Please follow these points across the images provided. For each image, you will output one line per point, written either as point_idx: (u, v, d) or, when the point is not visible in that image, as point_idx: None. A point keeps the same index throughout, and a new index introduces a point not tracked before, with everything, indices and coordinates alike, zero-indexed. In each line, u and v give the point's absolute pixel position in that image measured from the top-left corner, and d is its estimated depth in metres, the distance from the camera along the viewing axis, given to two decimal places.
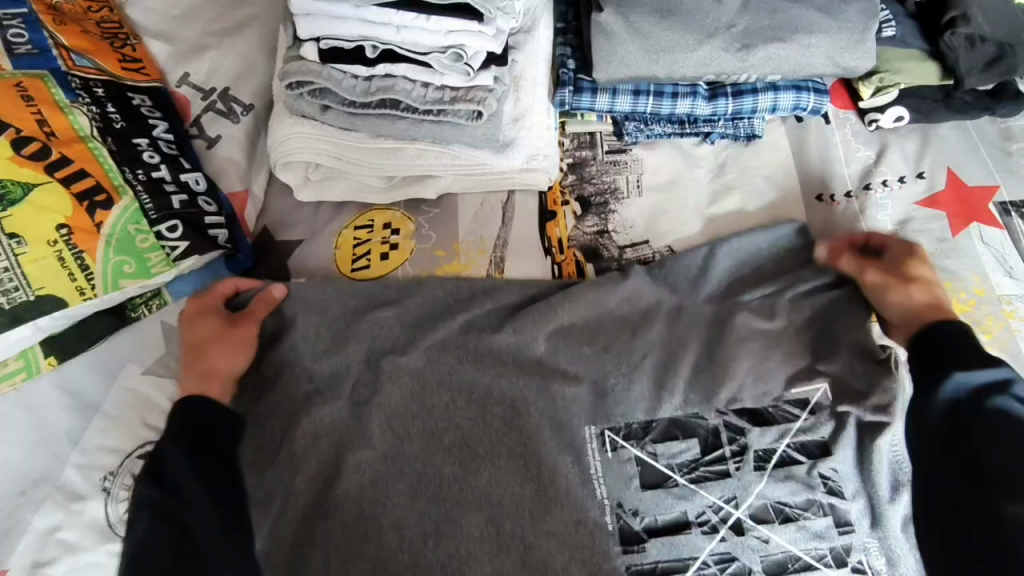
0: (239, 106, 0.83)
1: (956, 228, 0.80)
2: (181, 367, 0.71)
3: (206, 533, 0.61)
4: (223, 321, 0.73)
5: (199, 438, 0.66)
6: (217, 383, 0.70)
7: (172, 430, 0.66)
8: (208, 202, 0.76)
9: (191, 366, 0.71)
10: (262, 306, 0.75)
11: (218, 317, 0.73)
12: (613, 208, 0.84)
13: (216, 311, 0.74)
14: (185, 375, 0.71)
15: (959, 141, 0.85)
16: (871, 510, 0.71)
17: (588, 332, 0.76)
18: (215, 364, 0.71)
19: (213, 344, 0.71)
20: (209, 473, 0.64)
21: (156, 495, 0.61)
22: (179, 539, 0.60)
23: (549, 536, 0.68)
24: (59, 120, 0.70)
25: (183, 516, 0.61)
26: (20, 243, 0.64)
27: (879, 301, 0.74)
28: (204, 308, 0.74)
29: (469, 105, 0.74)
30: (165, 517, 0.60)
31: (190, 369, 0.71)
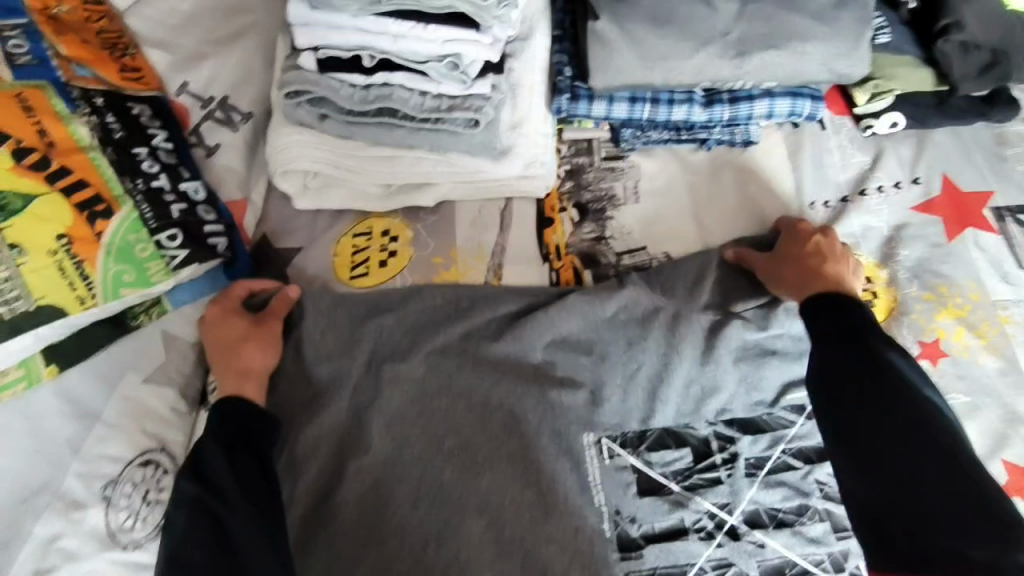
0: (238, 115, 0.84)
1: (952, 233, 0.80)
2: (215, 367, 0.73)
3: (241, 531, 0.62)
4: (249, 322, 0.75)
5: (234, 434, 0.67)
6: (251, 381, 0.72)
7: (210, 428, 0.68)
8: (208, 211, 0.77)
9: (224, 367, 0.72)
10: (283, 305, 0.77)
11: (243, 318, 0.75)
12: (610, 214, 0.84)
13: (240, 312, 0.76)
14: (219, 375, 0.72)
15: (954, 146, 0.85)
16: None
17: (586, 339, 0.76)
18: (246, 363, 0.73)
19: (243, 344, 0.73)
20: (245, 470, 0.65)
21: (196, 493, 0.63)
22: (217, 536, 0.61)
23: (549, 542, 0.68)
24: (59, 131, 0.70)
25: (218, 514, 0.63)
26: (21, 253, 0.65)
27: (773, 285, 0.76)
28: (229, 311, 0.76)
29: (467, 113, 0.75)
30: (205, 514, 0.62)
31: (223, 369, 0.73)
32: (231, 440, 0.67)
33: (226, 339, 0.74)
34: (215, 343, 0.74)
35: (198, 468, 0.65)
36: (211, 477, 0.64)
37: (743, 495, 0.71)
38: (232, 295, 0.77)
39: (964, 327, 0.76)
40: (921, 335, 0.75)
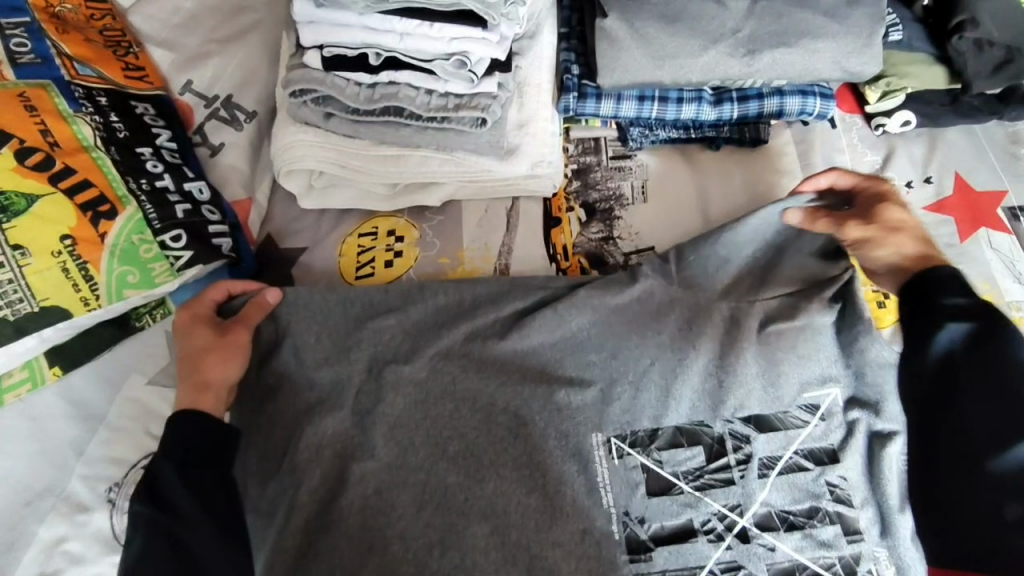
0: (242, 113, 0.83)
1: (965, 233, 0.79)
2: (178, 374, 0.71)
3: (203, 547, 0.62)
4: (215, 331, 0.72)
5: (190, 449, 0.66)
6: (212, 395, 0.70)
7: (165, 444, 0.66)
8: (212, 211, 0.76)
9: (186, 378, 0.70)
10: (255, 312, 0.73)
11: (209, 326, 0.72)
12: (618, 214, 0.83)
13: (206, 319, 0.73)
14: (180, 383, 0.70)
15: (966, 145, 0.84)
16: (880, 515, 0.71)
17: (594, 340, 0.75)
18: (209, 375, 0.70)
19: (205, 355, 0.71)
20: (204, 487, 0.65)
21: (153, 513, 0.62)
22: (177, 554, 0.61)
23: (555, 546, 0.68)
24: (62, 130, 0.70)
25: (177, 532, 0.62)
26: (25, 254, 0.64)
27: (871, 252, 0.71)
28: (195, 318, 0.73)
29: (473, 112, 0.74)
30: (163, 533, 0.62)
31: (185, 375, 0.71)
32: (185, 457, 0.65)
33: (190, 349, 0.71)
34: (180, 351, 0.72)
35: (153, 486, 0.64)
36: (168, 497, 0.63)
37: (753, 496, 0.71)
38: (200, 300, 0.74)
39: None
40: None
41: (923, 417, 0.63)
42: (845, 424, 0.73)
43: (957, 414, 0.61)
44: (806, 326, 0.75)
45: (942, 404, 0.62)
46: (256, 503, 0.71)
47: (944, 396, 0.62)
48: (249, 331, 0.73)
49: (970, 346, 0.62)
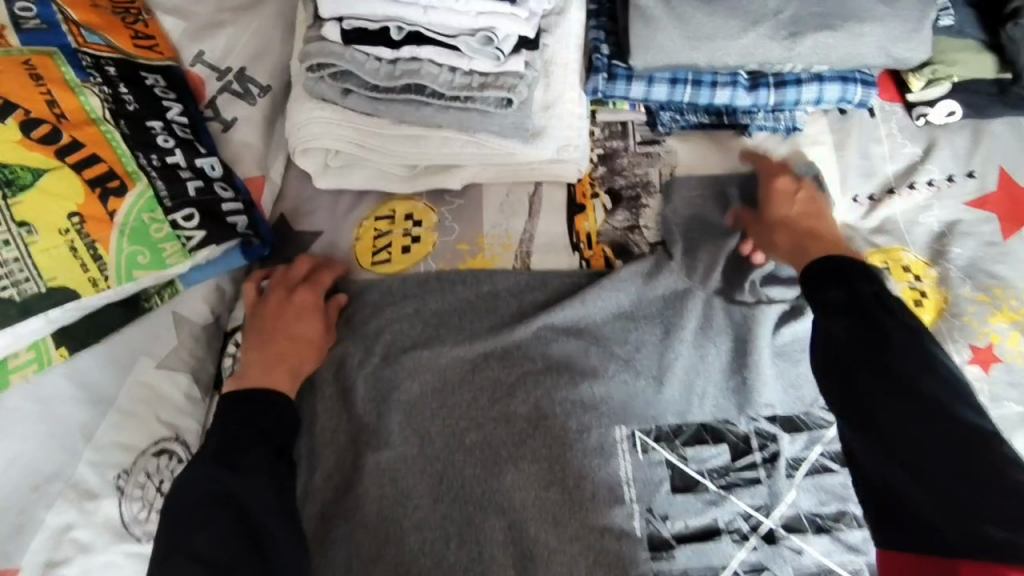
0: (255, 87, 0.80)
1: (1008, 231, 0.76)
2: (259, 354, 0.67)
3: (277, 531, 0.58)
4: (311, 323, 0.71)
5: (269, 432, 0.63)
6: (281, 373, 0.67)
7: (248, 417, 0.62)
8: (225, 187, 0.73)
9: (262, 346, 0.68)
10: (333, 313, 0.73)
11: (308, 317, 0.71)
12: (645, 202, 0.80)
13: (308, 292, 0.72)
14: (265, 363, 0.67)
15: (1013, 138, 0.80)
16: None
17: (619, 328, 0.73)
18: (297, 350, 0.69)
19: (301, 342, 0.70)
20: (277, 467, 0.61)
21: (226, 485, 0.57)
22: (244, 527, 0.56)
23: (573, 541, 0.66)
24: (69, 102, 0.66)
25: (247, 506, 0.57)
26: (31, 231, 0.61)
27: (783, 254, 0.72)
28: (296, 305, 0.71)
29: (498, 92, 0.70)
30: (228, 507, 0.56)
31: (269, 354, 0.68)
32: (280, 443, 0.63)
33: (273, 309, 0.71)
34: (259, 312, 0.71)
35: (232, 454, 0.59)
36: (246, 480, 0.58)
37: (779, 496, 0.68)
38: (296, 272, 0.74)
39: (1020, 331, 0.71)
40: (973, 339, 0.71)
41: (869, 414, 0.57)
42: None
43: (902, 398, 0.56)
44: None
45: (881, 394, 0.57)
46: None
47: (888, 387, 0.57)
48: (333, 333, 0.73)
49: (873, 327, 0.60)
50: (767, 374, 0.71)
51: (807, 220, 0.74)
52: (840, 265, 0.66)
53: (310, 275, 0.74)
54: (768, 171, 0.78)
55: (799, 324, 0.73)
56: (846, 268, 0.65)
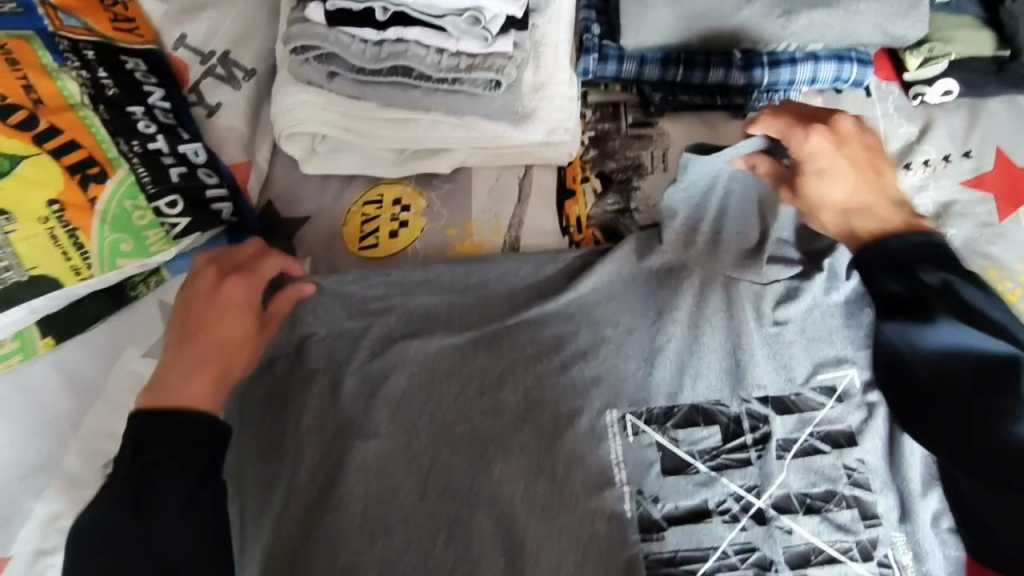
0: (240, 71, 0.78)
1: (1004, 212, 0.74)
2: (184, 358, 0.60)
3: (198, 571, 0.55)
4: (246, 315, 0.64)
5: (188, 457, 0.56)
6: (207, 378, 0.60)
7: (162, 444, 0.56)
8: (209, 173, 0.72)
9: (189, 342, 0.61)
10: (291, 300, 0.67)
11: (241, 308, 0.63)
12: (636, 184, 0.79)
13: (248, 281, 0.64)
14: (193, 366, 0.60)
15: (1009, 117, 0.78)
16: (901, 513, 0.68)
17: (611, 313, 0.72)
18: (228, 351, 0.62)
19: (234, 335, 0.63)
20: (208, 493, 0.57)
21: (134, 526, 0.54)
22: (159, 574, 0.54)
23: (561, 528, 0.66)
24: (47, 86, 0.65)
25: (161, 547, 0.54)
26: (9, 220, 0.60)
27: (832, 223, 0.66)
28: (226, 294, 0.63)
29: (486, 73, 0.70)
30: (144, 550, 0.54)
31: (197, 354, 0.60)
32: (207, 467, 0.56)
33: (204, 295, 0.63)
34: (187, 300, 0.63)
35: (141, 493, 0.55)
36: (163, 522, 0.54)
37: (767, 480, 0.68)
38: (239, 256, 0.66)
39: None
40: None
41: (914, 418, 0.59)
42: (868, 408, 0.70)
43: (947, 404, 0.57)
44: (813, 307, 0.72)
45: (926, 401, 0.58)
46: (254, 484, 0.68)
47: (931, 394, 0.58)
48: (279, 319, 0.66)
49: (923, 339, 0.57)
50: (759, 356, 0.71)
51: (859, 182, 0.65)
52: (906, 243, 0.61)
53: (256, 261, 0.66)
54: (797, 131, 0.66)
55: (793, 306, 0.71)
56: (907, 251, 0.61)
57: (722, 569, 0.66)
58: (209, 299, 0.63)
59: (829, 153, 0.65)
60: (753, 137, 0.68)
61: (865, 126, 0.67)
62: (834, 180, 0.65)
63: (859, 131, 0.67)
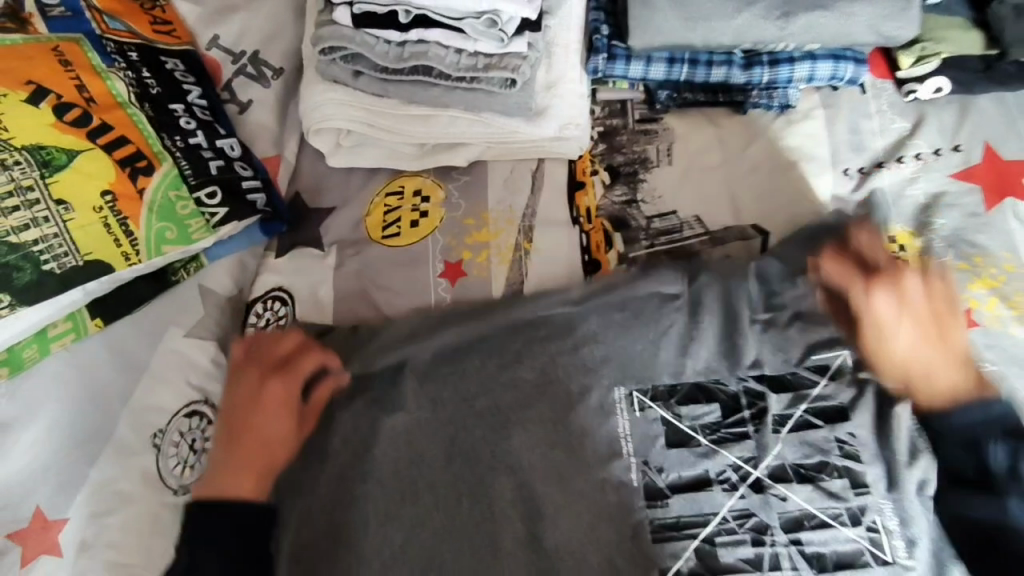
0: (269, 70, 0.84)
1: (990, 202, 0.78)
2: (234, 450, 0.68)
3: None
4: (288, 413, 0.70)
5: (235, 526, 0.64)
6: (250, 466, 0.67)
7: (212, 517, 0.64)
8: (244, 167, 0.78)
9: (233, 439, 0.68)
10: (327, 392, 0.72)
11: (283, 407, 0.70)
12: (642, 177, 0.83)
13: (284, 381, 0.70)
14: (241, 456, 0.67)
15: (997, 112, 0.82)
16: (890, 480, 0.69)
17: (620, 298, 0.77)
18: (269, 450, 0.68)
19: (277, 432, 0.69)
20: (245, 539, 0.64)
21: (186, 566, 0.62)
22: None
23: (575, 497, 0.70)
24: (97, 86, 0.70)
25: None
26: (68, 209, 0.65)
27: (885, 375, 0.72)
28: (269, 390, 0.70)
29: (503, 72, 0.75)
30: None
31: (243, 447, 0.68)
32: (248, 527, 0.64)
33: (247, 399, 0.70)
34: (233, 399, 0.70)
35: (198, 539, 0.63)
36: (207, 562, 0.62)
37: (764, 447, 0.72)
38: (279, 350, 0.73)
39: (997, 298, 0.74)
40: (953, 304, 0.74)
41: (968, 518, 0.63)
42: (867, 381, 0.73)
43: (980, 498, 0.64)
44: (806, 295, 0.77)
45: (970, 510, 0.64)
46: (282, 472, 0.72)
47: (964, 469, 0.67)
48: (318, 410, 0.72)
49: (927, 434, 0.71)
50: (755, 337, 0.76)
51: (919, 317, 0.71)
52: (965, 402, 0.68)
53: (293, 358, 0.72)
54: (870, 288, 0.73)
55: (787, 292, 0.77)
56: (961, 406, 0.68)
57: (721, 534, 0.68)
58: (258, 397, 0.70)
59: (895, 314, 0.71)
60: (816, 265, 0.76)
61: (932, 278, 0.72)
62: (884, 316, 0.72)
63: (948, 286, 0.72)
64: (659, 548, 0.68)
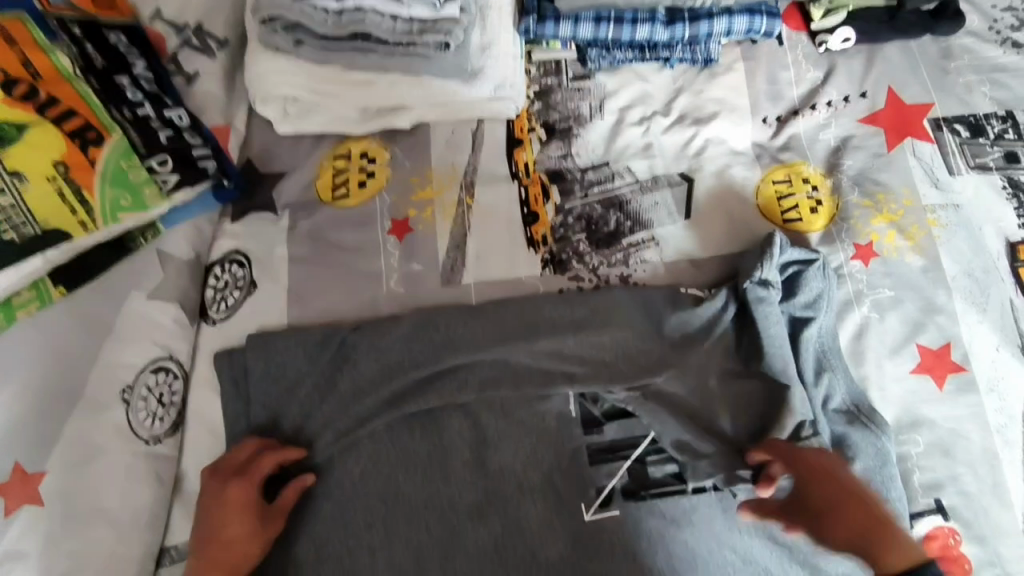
0: (213, 41, 0.87)
1: (892, 144, 0.86)
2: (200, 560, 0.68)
3: None
4: (255, 523, 0.69)
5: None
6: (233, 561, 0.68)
7: None
8: (193, 136, 0.81)
9: (207, 541, 0.68)
10: (296, 493, 0.72)
11: (248, 514, 0.69)
12: (576, 132, 0.88)
13: (248, 481, 0.70)
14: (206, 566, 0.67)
15: (902, 60, 0.90)
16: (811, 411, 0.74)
17: (555, 247, 0.84)
18: (235, 552, 0.68)
19: (234, 542, 0.68)
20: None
21: None
22: None
23: (520, 427, 0.76)
24: (41, 61, 0.72)
25: None
26: (23, 180, 0.69)
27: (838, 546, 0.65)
28: (231, 497, 0.70)
29: (437, 37, 0.79)
30: None
31: (209, 559, 0.68)
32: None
33: (221, 503, 0.69)
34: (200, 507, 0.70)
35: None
36: None
37: (689, 379, 0.76)
38: (241, 458, 0.73)
39: (896, 231, 0.82)
40: (855, 238, 0.82)
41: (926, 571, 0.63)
42: (796, 317, 0.78)
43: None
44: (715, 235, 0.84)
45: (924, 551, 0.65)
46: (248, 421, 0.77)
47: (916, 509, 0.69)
48: (282, 518, 0.71)
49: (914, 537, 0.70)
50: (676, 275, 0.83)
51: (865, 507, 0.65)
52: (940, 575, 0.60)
53: (253, 463, 0.72)
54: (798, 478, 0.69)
55: (706, 233, 0.84)
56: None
57: (652, 453, 0.76)
58: (225, 505, 0.69)
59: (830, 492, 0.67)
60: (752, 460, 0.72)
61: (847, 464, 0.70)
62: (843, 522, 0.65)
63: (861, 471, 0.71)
64: (596, 469, 0.75)
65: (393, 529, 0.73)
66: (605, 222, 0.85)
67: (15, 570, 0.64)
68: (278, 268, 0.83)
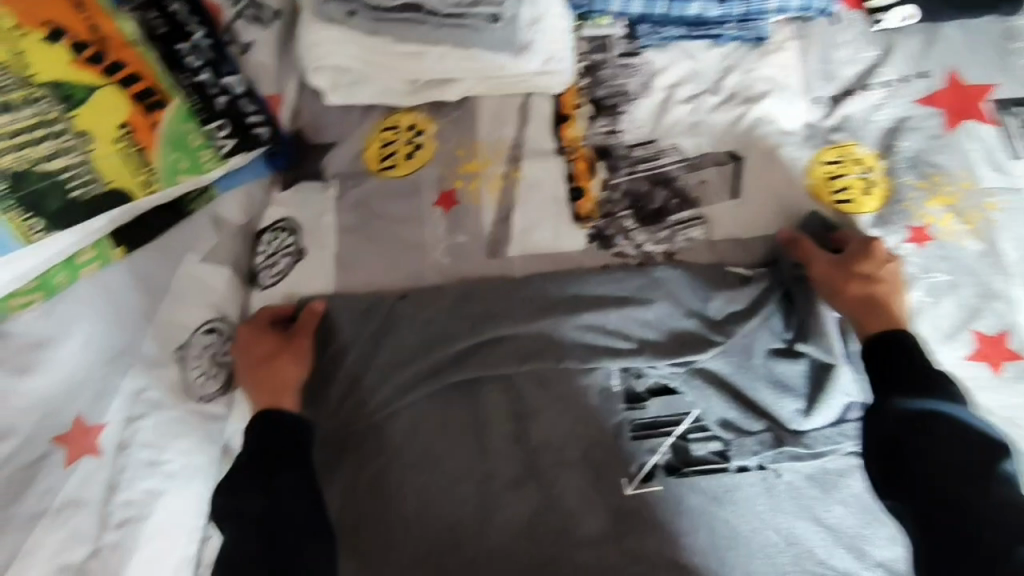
0: (267, 13, 0.89)
1: (951, 125, 0.83)
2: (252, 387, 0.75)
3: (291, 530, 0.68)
4: (280, 338, 0.77)
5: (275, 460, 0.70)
6: (290, 391, 0.75)
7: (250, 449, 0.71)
8: (248, 103, 0.83)
9: (261, 379, 0.75)
10: (313, 316, 0.78)
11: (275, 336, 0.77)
12: (624, 109, 0.88)
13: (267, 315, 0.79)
14: (257, 389, 0.75)
15: (963, 40, 0.87)
16: (856, 394, 0.75)
17: (601, 222, 0.84)
18: (278, 374, 0.75)
19: (277, 358, 0.75)
20: (286, 490, 0.69)
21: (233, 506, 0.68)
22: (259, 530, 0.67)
23: (560, 400, 0.76)
24: (108, 26, 0.75)
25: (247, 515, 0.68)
26: (90, 141, 0.72)
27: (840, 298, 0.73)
28: (260, 329, 0.78)
29: (488, 8, 0.81)
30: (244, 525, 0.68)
31: (261, 383, 0.75)
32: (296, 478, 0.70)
33: (267, 355, 0.76)
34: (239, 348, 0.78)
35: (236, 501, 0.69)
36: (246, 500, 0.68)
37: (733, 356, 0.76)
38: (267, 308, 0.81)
39: (953, 214, 0.80)
40: (910, 221, 0.80)
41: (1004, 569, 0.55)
42: None
43: (972, 515, 0.58)
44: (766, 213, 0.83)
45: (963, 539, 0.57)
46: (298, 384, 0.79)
47: (906, 462, 0.62)
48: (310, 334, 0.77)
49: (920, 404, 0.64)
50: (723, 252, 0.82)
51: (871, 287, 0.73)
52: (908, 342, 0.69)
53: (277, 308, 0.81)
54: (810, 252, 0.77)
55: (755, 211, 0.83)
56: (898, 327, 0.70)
57: (694, 431, 0.76)
58: (252, 334, 0.78)
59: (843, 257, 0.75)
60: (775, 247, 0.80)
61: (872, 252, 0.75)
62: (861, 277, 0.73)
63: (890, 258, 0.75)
64: (637, 444, 0.75)
65: (437, 492, 0.74)
66: (651, 199, 0.84)
67: (74, 517, 0.68)
68: (325, 236, 0.84)
